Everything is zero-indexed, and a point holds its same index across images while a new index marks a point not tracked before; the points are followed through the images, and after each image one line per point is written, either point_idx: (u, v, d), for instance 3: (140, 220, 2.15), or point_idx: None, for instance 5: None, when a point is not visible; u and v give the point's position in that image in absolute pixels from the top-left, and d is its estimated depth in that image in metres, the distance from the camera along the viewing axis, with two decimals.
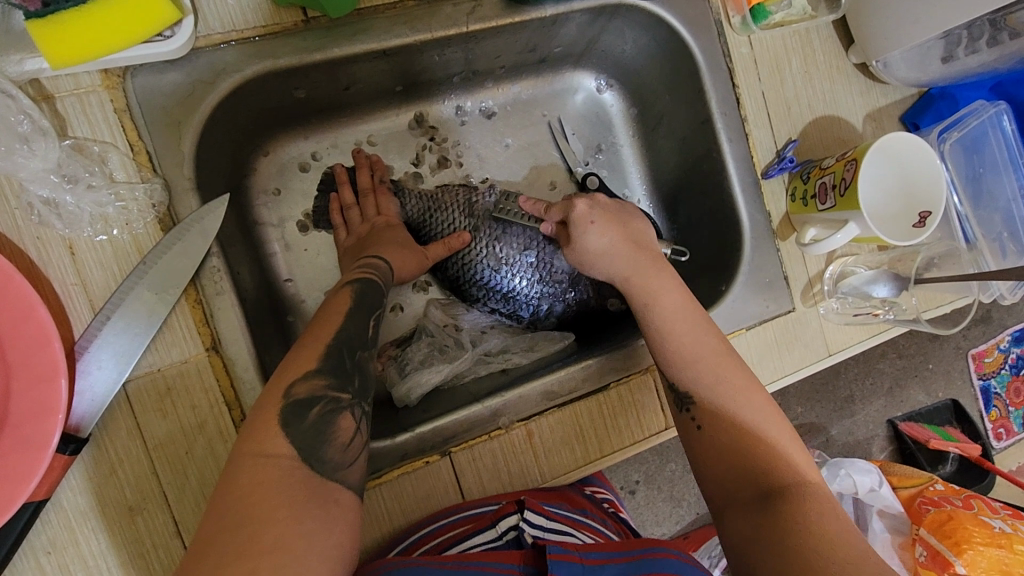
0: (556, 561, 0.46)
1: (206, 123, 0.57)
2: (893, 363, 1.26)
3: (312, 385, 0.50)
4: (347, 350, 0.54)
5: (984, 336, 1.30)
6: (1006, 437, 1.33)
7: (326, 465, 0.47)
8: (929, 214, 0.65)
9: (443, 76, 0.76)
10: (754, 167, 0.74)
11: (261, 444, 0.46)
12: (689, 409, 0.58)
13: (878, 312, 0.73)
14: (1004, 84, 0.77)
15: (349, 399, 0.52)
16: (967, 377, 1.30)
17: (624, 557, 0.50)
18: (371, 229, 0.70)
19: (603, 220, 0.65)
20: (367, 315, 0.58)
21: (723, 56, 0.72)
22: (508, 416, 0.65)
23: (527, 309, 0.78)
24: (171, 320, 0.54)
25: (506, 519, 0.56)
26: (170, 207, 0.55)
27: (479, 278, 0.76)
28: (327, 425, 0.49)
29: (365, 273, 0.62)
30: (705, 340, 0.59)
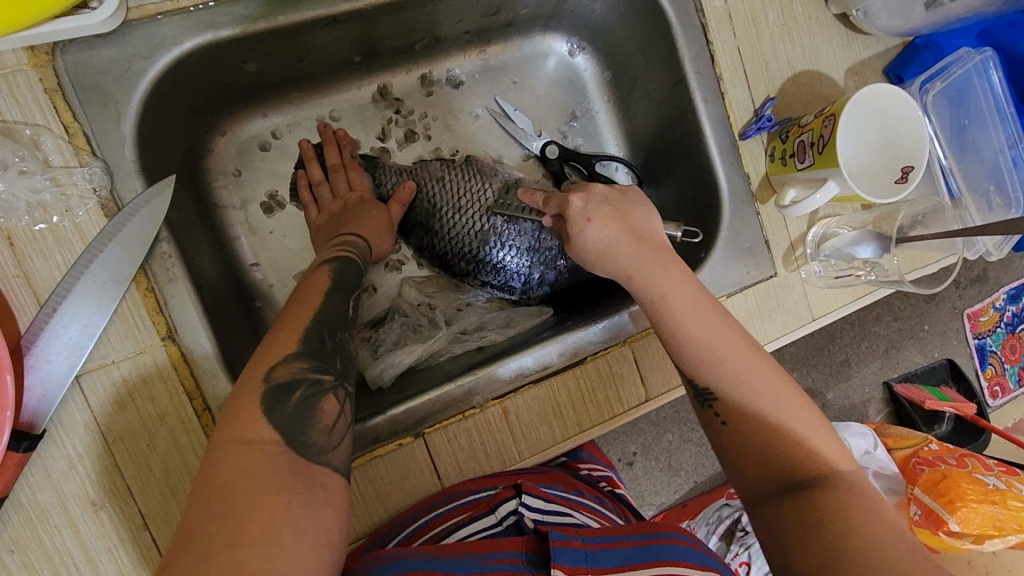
0: (559, 550, 0.44)
1: (146, 99, 0.54)
2: (888, 326, 1.24)
3: (291, 368, 0.47)
4: (326, 332, 0.51)
5: (980, 295, 1.28)
6: (1002, 394, 1.33)
7: (311, 448, 0.45)
8: (912, 169, 0.63)
9: (404, 43, 0.73)
10: (731, 128, 0.71)
11: (237, 429, 0.44)
12: (713, 405, 0.54)
13: (859, 274, 0.71)
14: (990, 31, 0.74)
15: (331, 380, 0.49)
16: (963, 336, 1.29)
17: (638, 541, 0.48)
18: (345, 205, 0.68)
19: (600, 215, 0.59)
20: (345, 294, 0.56)
21: (696, 11, 0.69)
22: (483, 394, 0.64)
23: (518, 280, 0.75)
24: (123, 310, 0.52)
25: (504, 505, 0.54)
26: (113, 190, 0.52)
27: (467, 251, 0.74)
28: (309, 409, 0.47)
29: (341, 252, 0.61)
30: (727, 334, 0.54)
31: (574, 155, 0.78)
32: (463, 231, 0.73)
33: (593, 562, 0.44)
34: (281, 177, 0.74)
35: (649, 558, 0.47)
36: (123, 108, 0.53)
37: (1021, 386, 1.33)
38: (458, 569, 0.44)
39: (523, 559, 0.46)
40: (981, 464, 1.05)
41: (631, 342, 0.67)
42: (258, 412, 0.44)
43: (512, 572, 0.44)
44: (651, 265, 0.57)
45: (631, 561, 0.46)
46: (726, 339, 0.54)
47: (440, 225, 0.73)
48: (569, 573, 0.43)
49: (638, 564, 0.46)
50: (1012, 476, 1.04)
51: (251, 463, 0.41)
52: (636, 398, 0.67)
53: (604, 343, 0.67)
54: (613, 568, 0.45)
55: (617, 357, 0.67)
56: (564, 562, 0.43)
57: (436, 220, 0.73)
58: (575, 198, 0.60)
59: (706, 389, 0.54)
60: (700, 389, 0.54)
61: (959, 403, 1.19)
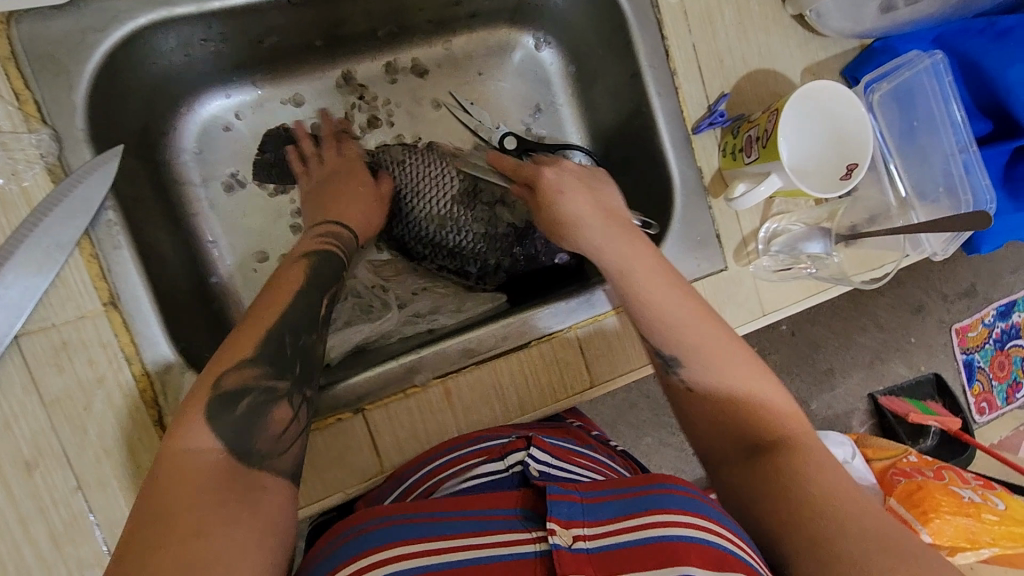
0: (554, 503, 0.43)
1: (99, 70, 0.56)
2: (874, 337, 1.25)
3: (244, 374, 0.49)
4: (290, 331, 0.54)
5: (968, 310, 1.28)
6: (989, 410, 1.32)
7: (255, 456, 0.46)
8: (856, 166, 0.63)
9: (366, 29, 0.75)
10: (684, 122, 0.72)
11: (181, 438, 0.45)
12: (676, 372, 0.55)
13: (801, 266, 0.72)
14: (945, 37, 0.74)
15: (287, 386, 0.51)
16: (950, 351, 1.29)
17: (637, 491, 0.44)
18: (324, 187, 0.72)
19: (574, 187, 0.61)
20: (319, 292, 0.59)
21: (652, 6, 0.70)
22: (425, 373, 0.65)
23: (473, 265, 0.78)
24: (66, 274, 0.54)
25: (512, 455, 0.53)
26: (60, 157, 0.54)
27: (423, 234, 0.77)
28: (257, 416, 0.48)
29: (324, 244, 0.64)
30: (683, 302, 0.55)
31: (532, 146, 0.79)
32: (423, 214, 0.77)
33: (590, 516, 0.42)
34: (242, 157, 0.76)
35: (646, 507, 0.42)
36: (75, 77, 0.54)
37: (1007, 404, 1.33)
38: (447, 531, 0.42)
39: (517, 515, 0.44)
40: (959, 480, 1.03)
41: (575, 329, 0.68)
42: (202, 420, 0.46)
43: (505, 530, 0.42)
44: (619, 239, 0.58)
45: (626, 512, 0.42)
46: (681, 303, 0.55)
47: (402, 208, 0.77)
48: (564, 528, 0.41)
49: (633, 513, 0.42)
50: (989, 490, 1.04)
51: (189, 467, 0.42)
52: (580, 385, 0.68)
53: (549, 329, 0.68)
54: (608, 519, 0.42)
55: (562, 343, 0.68)
56: (559, 517, 0.42)
57: (396, 204, 0.77)
58: (546, 171, 0.63)
59: (667, 352, 0.55)
60: (663, 355, 0.55)
61: (945, 417, 1.21)
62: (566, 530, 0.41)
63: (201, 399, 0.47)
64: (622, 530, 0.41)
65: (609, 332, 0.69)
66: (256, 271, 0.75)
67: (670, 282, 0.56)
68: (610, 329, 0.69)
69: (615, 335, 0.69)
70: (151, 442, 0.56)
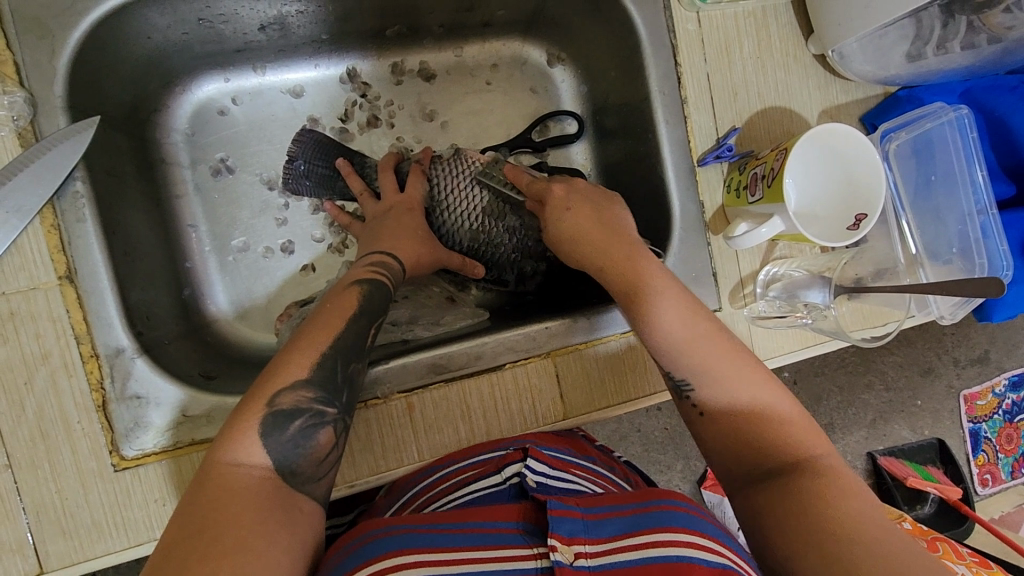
0: (557, 518, 0.41)
1: (87, 38, 0.55)
2: (878, 396, 1.20)
3: (299, 397, 0.48)
4: (340, 361, 0.52)
5: (978, 377, 1.23)
6: (993, 484, 1.25)
7: (296, 477, 0.46)
8: (865, 217, 0.60)
9: (375, 27, 0.73)
10: (690, 153, 0.69)
11: (229, 451, 0.45)
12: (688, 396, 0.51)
13: (797, 314, 0.68)
14: (973, 91, 0.72)
15: (334, 413, 0.50)
16: (956, 417, 1.23)
17: (636, 510, 0.44)
18: (388, 213, 0.68)
19: (579, 205, 0.58)
20: (368, 323, 0.56)
21: (668, 31, 0.68)
22: (387, 385, 0.62)
23: (511, 273, 0.76)
24: (23, 242, 0.52)
25: (510, 466, 0.52)
26: (33, 121, 0.53)
27: (462, 248, 0.74)
28: (306, 438, 0.48)
29: (375, 275, 0.60)
30: (693, 320, 0.51)
31: (522, 143, 0.78)
32: (455, 227, 0.73)
33: (592, 532, 0.41)
34: (235, 144, 0.74)
35: (647, 525, 0.42)
36: (59, 42, 0.53)
37: (1013, 479, 1.25)
38: (451, 543, 0.41)
39: (520, 529, 0.43)
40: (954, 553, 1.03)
41: (554, 355, 0.65)
42: (255, 436, 0.46)
43: (509, 544, 0.42)
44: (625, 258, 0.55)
45: (629, 529, 0.41)
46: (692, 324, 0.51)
47: (431, 223, 0.73)
48: (566, 544, 0.40)
49: (636, 531, 0.41)
50: (985, 568, 0.99)
51: (234, 484, 0.43)
52: (554, 415, 0.64)
53: (527, 351, 0.65)
54: (612, 537, 0.41)
55: (539, 369, 0.64)
56: (561, 532, 0.40)
57: (434, 217, 0.73)
58: (557, 186, 0.60)
59: (681, 378, 0.51)
60: (676, 380, 0.51)
61: (945, 487, 1.15)
62: (567, 546, 0.40)
63: (254, 412, 0.46)
64: (623, 548, 0.40)
65: (590, 363, 0.65)
66: (233, 259, 0.73)
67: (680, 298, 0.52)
68: (590, 360, 0.65)
69: (596, 366, 0.65)
70: (91, 429, 0.53)
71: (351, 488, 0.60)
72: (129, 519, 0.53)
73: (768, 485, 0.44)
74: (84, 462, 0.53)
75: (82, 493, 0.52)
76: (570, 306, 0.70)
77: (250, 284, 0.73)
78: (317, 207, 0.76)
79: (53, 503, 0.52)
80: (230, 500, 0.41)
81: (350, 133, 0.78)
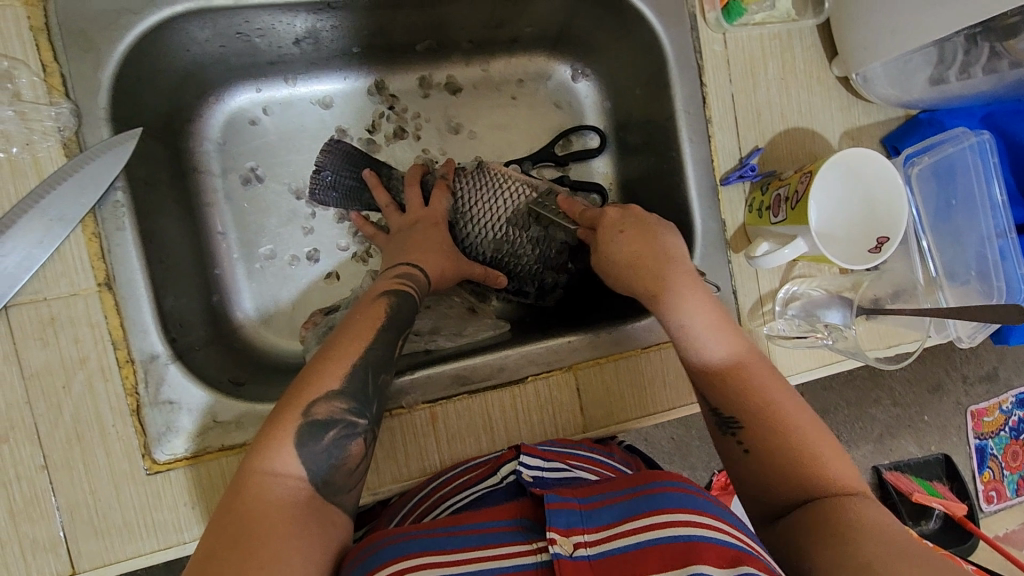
0: (554, 511, 0.42)
1: (130, 52, 0.56)
2: (887, 410, 1.20)
3: (333, 407, 0.49)
4: (371, 371, 0.53)
5: (986, 394, 1.23)
6: (998, 501, 1.24)
7: (329, 486, 0.47)
8: (886, 240, 0.61)
9: (404, 41, 0.75)
10: (713, 172, 0.70)
11: (263, 461, 0.46)
12: (736, 432, 0.51)
13: (817, 335, 0.68)
14: (995, 115, 0.72)
15: (365, 424, 0.51)
16: (963, 434, 1.23)
17: (629, 494, 0.44)
18: (414, 226, 0.70)
19: (634, 229, 0.60)
20: (396, 334, 0.57)
21: (694, 52, 0.69)
22: (413, 396, 0.63)
23: (532, 285, 0.76)
24: (65, 249, 0.54)
25: (506, 466, 0.53)
26: (77, 132, 0.55)
27: (484, 260, 0.75)
28: (339, 450, 0.49)
29: (399, 285, 0.61)
30: (735, 351, 0.54)
31: (545, 156, 0.80)
32: (479, 239, 0.74)
33: (589, 522, 0.42)
34: (265, 153, 0.75)
35: (642, 509, 0.42)
36: (104, 55, 0.55)
37: (1018, 496, 1.25)
38: (452, 542, 0.43)
39: (519, 527, 0.44)
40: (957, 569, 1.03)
41: (576, 369, 0.66)
42: (291, 446, 0.47)
43: (509, 541, 0.43)
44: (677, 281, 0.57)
45: (624, 514, 0.42)
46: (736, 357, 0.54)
47: (455, 236, 0.74)
48: (564, 536, 0.41)
49: (631, 515, 0.42)
50: None
51: (269, 495, 0.44)
52: (575, 428, 0.65)
53: (548, 365, 0.66)
54: (608, 523, 0.42)
55: (561, 382, 0.65)
56: (558, 525, 0.41)
57: (458, 229, 0.74)
58: (609, 210, 0.63)
59: (728, 414, 0.52)
60: (724, 416, 0.52)
61: (950, 502, 1.15)
62: (566, 538, 0.41)
63: (290, 423, 0.47)
64: (621, 535, 0.40)
65: (610, 377, 0.66)
66: (261, 266, 0.75)
67: (725, 330, 0.55)
68: (611, 374, 0.66)
69: (616, 380, 0.66)
70: (124, 432, 0.54)
71: (374, 495, 0.61)
72: (160, 521, 0.54)
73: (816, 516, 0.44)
74: (117, 465, 0.54)
75: (113, 495, 0.53)
76: (592, 320, 0.71)
77: (276, 291, 0.75)
78: (343, 216, 0.77)
79: (85, 504, 0.53)
80: (266, 510, 0.42)
81: (377, 145, 0.79)
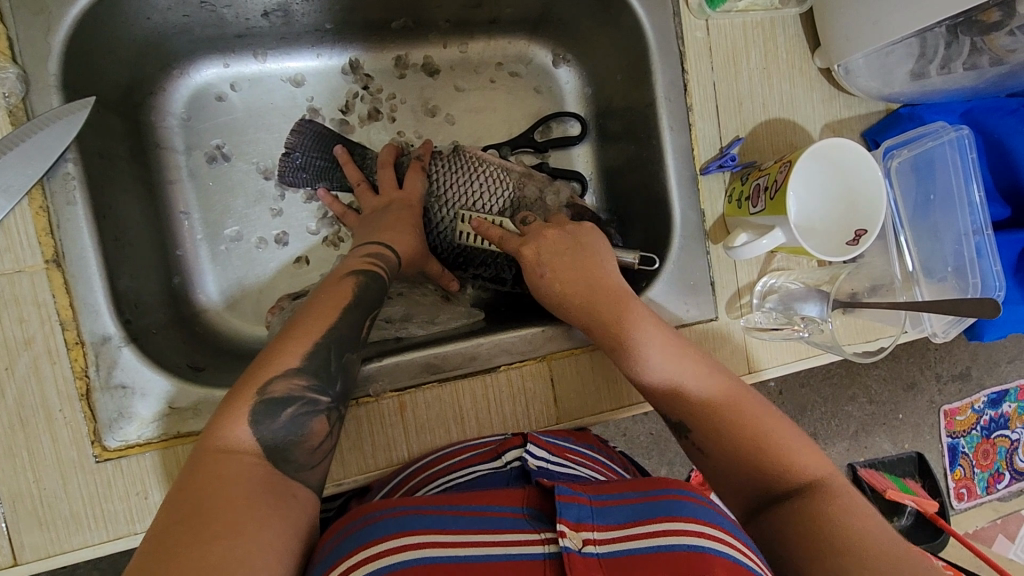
0: (564, 504, 0.40)
1: (84, 16, 0.54)
2: (862, 408, 1.21)
3: (290, 384, 0.47)
4: (334, 351, 0.50)
5: (959, 393, 1.24)
6: (968, 499, 1.26)
7: (290, 465, 0.45)
8: (864, 233, 0.61)
9: (380, 19, 0.72)
10: (693, 161, 0.68)
11: (220, 438, 0.44)
12: (688, 435, 0.51)
13: (795, 328, 0.68)
14: (974, 111, 0.72)
15: (327, 403, 0.49)
16: (936, 432, 1.24)
17: (644, 497, 0.42)
18: (387, 209, 0.67)
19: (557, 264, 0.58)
20: (363, 314, 0.55)
21: (676, 38, 0.67)
22: (380, 384, 0.61)
23: (510, 272, 0.73)
24: (10, 223, 0.51)
25: (511, 451, 0.52)
26: (24, 99, 0.52)
27: (460, 245, 0.73)
28: (298, 427, 0.46)
29: (370, 267, 0.59)
30: (663, 339, 0.54)
31: (524, 142, 0.78)
32: (453, 225, 0.72)
33: (600, 520, 0.40)
34: (231, 131, 0.73)
35: (654, 514, 0.40)
36: (56, 19, 0.52)
37: (988, 494, 1.26)
38: (453, 527, 0.40)
39: (523, 514, 0.42)
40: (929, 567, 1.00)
41: (550, 359, 0.64)
42: (245, 421, 0.44)
43: (511, 530, 0.40)
44: (601, 299, 0.56)
45: (637, 518, 0.40)
46: (665, 351, 0.53)
47: (428, 219, 0.72)
48: (573, 530, 0.39)
49: (645, 520, 0.40)
50: None
51: (224, 470, 0.41)
52: (547, 419, 0.64)
53: (521, 354, 0.64)
54: (620, 524, 0.40)
55: (534, 372, 0.64)
56: (568, 518, 0.39)
57: (433, 212, 0.72)
58: (525, 248, 0.60)
59: (679, 420, 0.52)
60: (674, 422, 0.52)
61: (921, 500, 1.13)
62: (575, 533, 0.39)
63: (246, 399, 0.45)
64: (633, 537, 0.39)
65: (585, 367, 0.65)
66: (226, 249, 0.72)
67: (665, 337, 0.54)
68: (587, 365, 0.65)
69: (591, 371, 0.65)
70: (73, 418, 0.51)
71: (339, 486, 0.60)
72: (110, 512, 0.52)
73: (777, 506, 0.44)
74: (64, 452, 0.51)
75: (61, 483, 0.51)
76: None
77: (241, 274, 0.72)
78: (312, 197, 0.74)
79: (30, 492, 0.50)
80: (222, 485, 0.40)
81: (351, 126, 0.77)
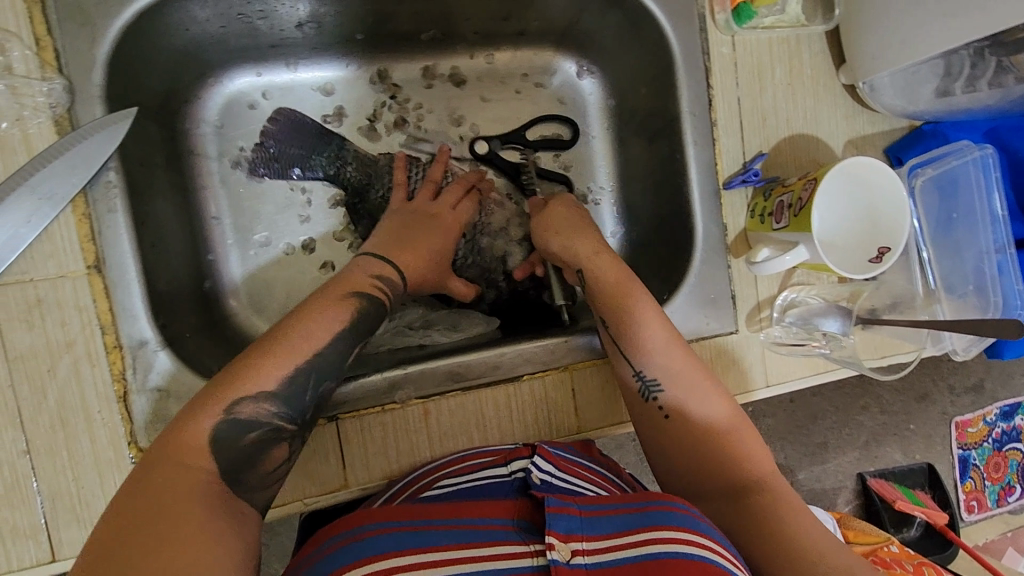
0: (554, 515, 0.42)
1: (127, 28, 0.55)
2: (874, 418, 1.20)
3: (258, 408, 0.48)
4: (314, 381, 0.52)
5: (972, 405, 1.24)
6: (979, 510, 1.25)
7: (243, 487, 0.46)
8: (889, 250, 0.61)
9: (409, 30, 0.74)
10: (716, 175, 0.69)
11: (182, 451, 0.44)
12: (657, 398, 0.57)
13: (813, 343, 0.69)
14: (999, 130, 0.72)
15: (292, 430, 0.50)
16: (948, 444, 1.24)
17: (637, 506, 0.44)
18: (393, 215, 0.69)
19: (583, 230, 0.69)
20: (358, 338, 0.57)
21: (702, 54, 0.68)
22: (406, 391, 0.62)
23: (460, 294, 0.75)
24: (53, 229, 0.52)
25: (518, 462, 0.53)
26: (70, 109, 0.53)
27: None
28: (259, 452, 0.47)
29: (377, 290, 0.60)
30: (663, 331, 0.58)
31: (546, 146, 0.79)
32: None
33: (588, 530, 0.41)
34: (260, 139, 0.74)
35: (643, 522, 0.42)
36: (100, 31, 0.53)
37: (998, 507, 1.26)
38: (435, 544, 0.41)
39: (514, 527, 0.43)
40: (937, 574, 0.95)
41: (571, 369, 0.65)
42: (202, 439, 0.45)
43: (500, 544, 0.41)
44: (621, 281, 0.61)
45: (628, 528, 0.42)
46: (661, 336, 0.58)
47: None
48: (563, 541, 0.40)
49: (633, 530, 0.41)
50: None
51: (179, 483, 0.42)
52: (569, 428, 0.65)
53: (545, 364, 0.65)
54: (612, 533, 0.41)
55: (556, 382, 0.65)
56: (557, 530, 0.41)
57: None
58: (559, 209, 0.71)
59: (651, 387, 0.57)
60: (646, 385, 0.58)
61: (933, 512, 1.13)
62: (565, 543, 0.40)
63: (211, 414, 0.45)
64: (621, 546, 0.40)
65: (606, 378, 0.66)
66: (255, 253, 0.73)
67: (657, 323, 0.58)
68: (607, 375, 0.66)
69: (612, 382, 0.66)
70: (110, 419, 0.53)
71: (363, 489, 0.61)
72: None
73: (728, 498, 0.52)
74: (101, 453, 0.53)
75: (97, 482, 0.52)
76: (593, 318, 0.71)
77: (268, 279, 0.73)
78: (337, 202, 0.76)
79: (68, 490, 0.52)
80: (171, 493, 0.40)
81: (378, 135, 0.78)
